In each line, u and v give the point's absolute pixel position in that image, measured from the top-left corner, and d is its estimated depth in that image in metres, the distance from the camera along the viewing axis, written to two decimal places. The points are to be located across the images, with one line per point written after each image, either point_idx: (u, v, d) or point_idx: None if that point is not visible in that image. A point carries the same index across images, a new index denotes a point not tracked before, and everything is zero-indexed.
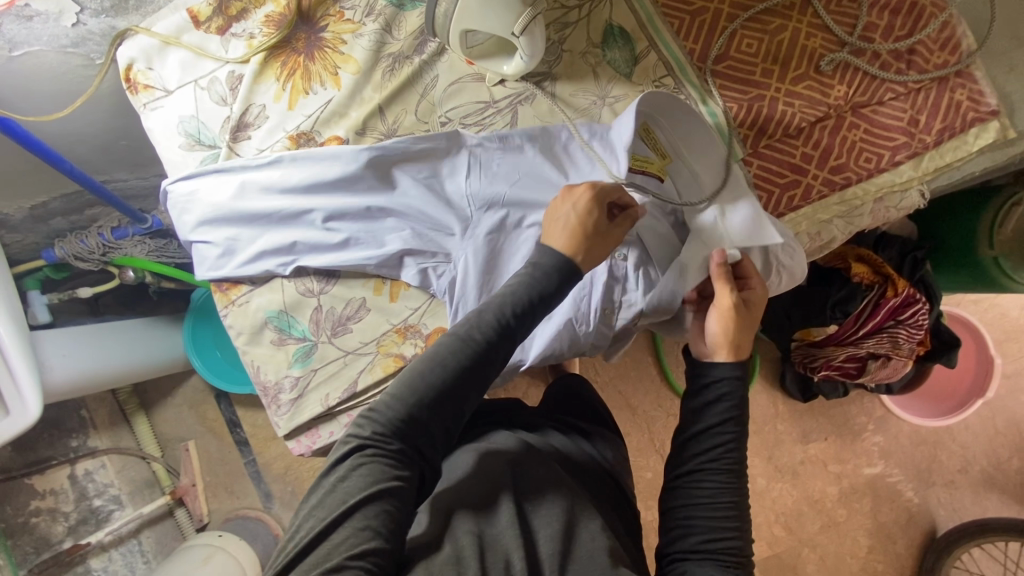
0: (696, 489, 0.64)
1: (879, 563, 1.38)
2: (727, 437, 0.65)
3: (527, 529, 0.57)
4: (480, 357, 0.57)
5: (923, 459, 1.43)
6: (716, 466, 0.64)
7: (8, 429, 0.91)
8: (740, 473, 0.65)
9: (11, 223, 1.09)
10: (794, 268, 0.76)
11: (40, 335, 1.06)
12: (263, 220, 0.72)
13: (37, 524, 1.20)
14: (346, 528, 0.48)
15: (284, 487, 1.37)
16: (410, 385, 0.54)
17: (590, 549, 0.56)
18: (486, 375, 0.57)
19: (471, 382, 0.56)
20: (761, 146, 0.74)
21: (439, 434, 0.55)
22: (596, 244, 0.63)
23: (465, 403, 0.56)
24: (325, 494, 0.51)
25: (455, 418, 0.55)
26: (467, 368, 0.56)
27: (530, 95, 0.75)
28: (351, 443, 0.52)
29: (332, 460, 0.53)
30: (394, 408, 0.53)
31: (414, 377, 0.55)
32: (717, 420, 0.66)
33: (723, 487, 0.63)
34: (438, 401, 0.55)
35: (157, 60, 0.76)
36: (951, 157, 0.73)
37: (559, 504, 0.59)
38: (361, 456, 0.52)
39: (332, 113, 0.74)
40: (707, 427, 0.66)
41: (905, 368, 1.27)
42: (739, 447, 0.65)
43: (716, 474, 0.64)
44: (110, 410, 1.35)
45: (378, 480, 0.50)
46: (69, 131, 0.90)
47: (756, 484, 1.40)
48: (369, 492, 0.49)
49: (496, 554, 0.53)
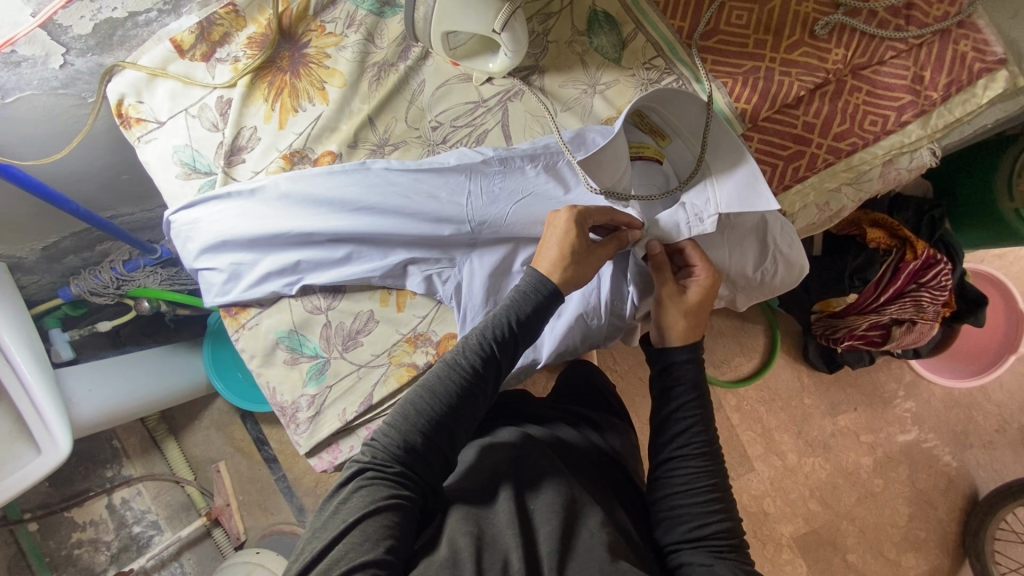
0: (675, 478, 0.67)
1: (921, 530, 1.35)
2: (694, 422, 0.68)
3: (527, 527, 0.57)
4: (469, 384, 0.60)
5: (958, 422, 1.40)
6: (689, 452, 0.67)
7: (42, 467, 0.93)
8: (713, 453, 0.68)
9: (26, 266, 1.11)
10: (792, 256, 0.76)
11: (64, 373, 1.08)
12: (265, 244, 0.72)
13: (81, 555, 1.25)
14: (347, 543, 0.52)
15: (316, 499, 1.38)
16: (403, 416, 0.60)
17: (591, 545, 0.56)
18: (478, 398, 0.61)
19: (463, 407, 0.60)
20: (761, 119, 0.72)
21: (436, 459, 0.59)
22: (578, 271, 0.65)
23: (458, 429, 0.60)
24: (330, 517, 0.56)
25: (450, 442, 0.60)
26: (457, 395, 0.60)
27: (519, 90, 0.74)
28: (352, 469, 0.57)
29: (337, 485, 0.58)
30: (389, 436, 0.59)
31: (408, 408, 0.60)
32: (684, 409, 0.69)
33: (699, 471, 0.66)
34: (432, 427, 0.59)
35: (147, 93, 0.76)
36: (961, 112, 0.71)
37: (557, 500, 0.59)
38: (362, 481, 0.57)
39: (322, 129, 0.74)
40: (674, 417, 0.69)
41: (932, 332, 1.22)
42: (706, 429, 0.68)
43: (692, 459, 0.67)
44: (140, 438, 1.38)
45: (377, 500, 0.55)
46: (70, 172, 0.92)
47: (787, 460, 1.38)
48: (367, 511, 0.54)
49: (494, 554, 0.54)
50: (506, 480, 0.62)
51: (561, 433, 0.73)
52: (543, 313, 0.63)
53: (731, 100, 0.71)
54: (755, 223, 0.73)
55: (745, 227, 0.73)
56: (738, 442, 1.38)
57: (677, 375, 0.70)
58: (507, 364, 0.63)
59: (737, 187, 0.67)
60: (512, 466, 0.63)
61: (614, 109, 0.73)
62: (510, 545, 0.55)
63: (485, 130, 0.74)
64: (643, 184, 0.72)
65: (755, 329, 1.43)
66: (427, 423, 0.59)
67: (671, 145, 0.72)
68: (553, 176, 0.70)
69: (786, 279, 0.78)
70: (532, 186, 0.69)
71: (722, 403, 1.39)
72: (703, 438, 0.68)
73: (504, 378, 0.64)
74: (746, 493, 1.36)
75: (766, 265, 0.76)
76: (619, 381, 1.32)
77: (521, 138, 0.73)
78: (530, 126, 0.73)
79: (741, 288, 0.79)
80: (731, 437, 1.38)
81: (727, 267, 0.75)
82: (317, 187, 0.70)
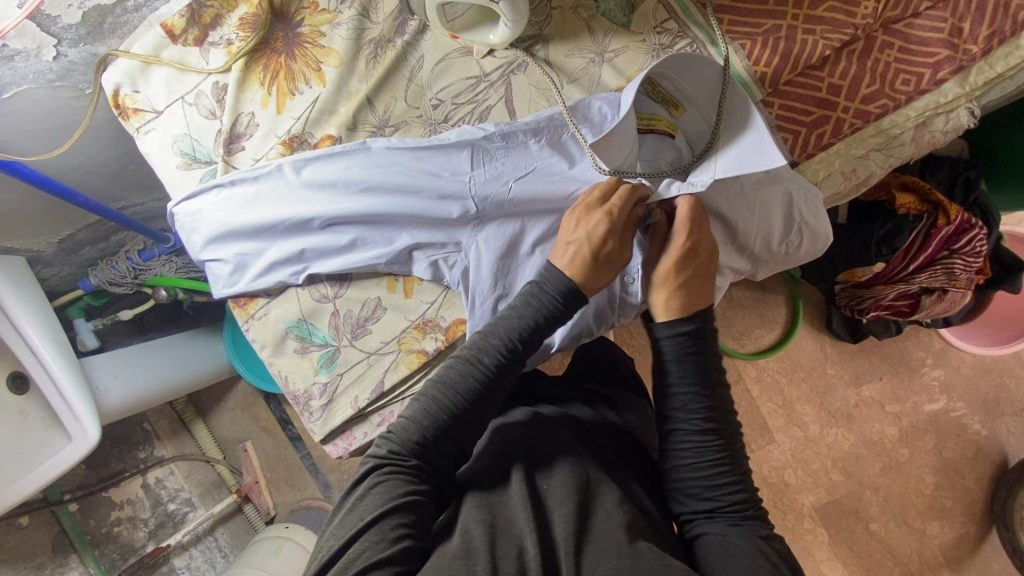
0: (682, 452, 0.65)
1: (947, 499, 1.32)
2: (697, 393, 0.65)
3: (543, 511, 0.57)
4: (484, 381, 0.61)
5: (989, 390, 1.36)
6: (692, 426, 0.65)
7: (74, 453, 0.96)
8: (723, 421, 0.66)
9: (45, 258, 1.12)
10: (817, 227, 0.72)
11: (92, 360, 1.10)
12: (268, 232, 0.71)
13: (120, 532, 1.29)
14: (362, 542, 0.54)
15: (341, 475, 1.42)
16: (419, 413, 0.61)
17: (608, 528, 0.55)
18: (494, 394, 0.62)
19: (480, 403, 0.61)
20: (782, 83, 0.67)
21: (451, 452, 0.60)
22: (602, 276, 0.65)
23: (474, 423, 0.61)
24: (346, 514, 0.58)
25: (466, 434, 0.61)
26: (473, 392, 0.61)
27: (522, 62, 0.70)
28: (368, 465, 0.59)
29: (355, 480, 0.60)
30: (404, 430, 0.60)
31: (423, 404, 0.61)
32: (679, 383, 0.65)
33: (704, 444, 0.64)
34: (449, 421, 0.60)
35: (142, 82, 0.74)
36: (1003, 67, 0.65)
37: (572, 483, 0.58)
38: (378, 476, 0.58)
39: (320, 111, 0.72)
40: (674, 390, 0.66)
41: (965, 300, 1.17)
42: (709, 400, 0.65)
43: (699, 432, 0.65)
44: (170, 420, 1.42)
45: (393, 496, 0.56)
46: (75, 165, 0.92)
47: (809, 431, 1.35)
48: (382, 509, 0.55)
49: (510, 542, 0.53)
50: (518, 459, 0.62)
51: (575, 412, 0.72)
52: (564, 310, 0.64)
53: (750, 63, 0.66)
54: (779, 196, 0.69)
55: (770, 201, 0.69)
56: (759, 414, 1.36)
57: (663, 353, 0.67)
58: (525, 360, 0.64)
59: (742, 154, 0.62)
60: (525, 449, 0.63)
61: (624, 78, 0.69)
62: (523, 532, 0.54)
63: (488, 106, 0.70)
64: (656, 159, 0.69)
65: (778, 300, 1.38)
66: (443, 418, 0.60)
67: (685, 115, 0.68)
68: (561, 164, 0.68)
69: (810, 250, 0.75)
70: (537, 162, 0.67)
71: (742, 375, 1.36)
72: (705, 408, 0.65)
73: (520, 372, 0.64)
74: (767, 465, 1.34)
75: (790, 238, 0.73)
76: (638, 356, 1.30)
77: (526, 112, 0.70)
78: (535, 100, 0.70)
79: (764, 262, 0.76)
80: (752, 409, 1.36)
81: (749, 241, 0.72)
82: (322, 175, 0.69)
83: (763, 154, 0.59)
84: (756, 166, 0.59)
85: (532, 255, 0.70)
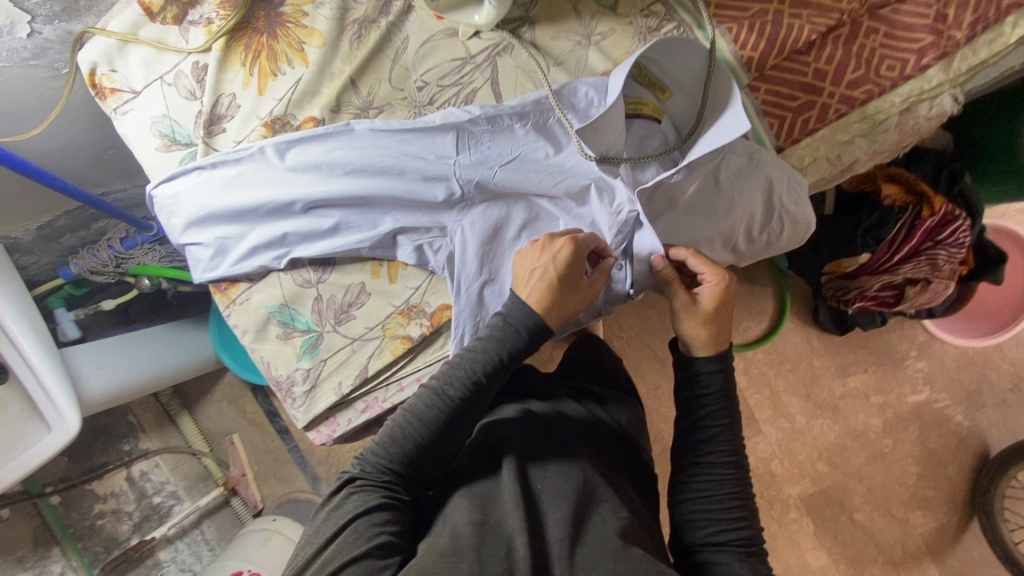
0: (699, 482, 0.66)
1: (929, 489, 1.34)
2: (720, 430, 0.67)
3: (536, 514, 0.57)
4: (461, 392, 0.61)
5: (971, 382, 1.37)
6: (712, 460, 0.66)
7: (54, 443, 0.94)
8: (740, 462, 0.67)
9: (24, 246, 1.10)
10: (798, 214, 0.72)
11: (72, 351, 1.08)
12: (250, 215, 0.69)
13: (104, 524, 1.26)
14: (333, 548, 0.54)
15: (329, 468, 1.41)
16: (394, 425, 0.62)
17: (601, 532, 0.55)
18: (472, 405, 0.62)
19: (456, 412, 0.61)
20: (768, 68, 0.67)
21: (426, 461, 0.61)
22: (566, 302, 0.64)
23: (458, 429, 0.61)
24: (323, 523, 0.58)
25: (441, 443, 0.61)
26: (458, 398, 0.61)
27: (508, 44, 0.70)
28: (344, 479, 0.60)
29: (333, 492, 0.61)
30: (380, 444, 0.61)
31: (399, 417, 0.62)
32: (705, 418, 0.67)
33: (722, 478, 0.65)
34: (425, 430, 0.60)
35: (120, 61, 0.73)
36: (986, 54, 0.65)
37: (567, 487, 0.58)
38: (353, 487, 0.59)
39: (303, 93, 0.70)
40: (699, 425, 0.68)
41: (949, 290, 1.20)
42: (733, 437, 0.67)
43: (718, 468, 0.66)
44: (155, 413, 1.40)
45: (365, 504, 0.57)
46: (52, 148, 0.90)
47: (795, 422, 1.36)
48: (354, 516, 0.55)
49: (499, 540, 0.53)
50: (504, 455, 0.62)
51: (559, 406, 0.73)
52: (537, 329, 0.63)
53: (736, 47, 0.66)
54: (760, 182, 0.69)
55: (750, 186, 0.69)
56: (746, 406, 1.37)
57: (699, 386, 0.68)
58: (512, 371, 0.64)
59: (722, 128, 0.61)
60: (517, 443, 0.63)
61: (611, 62, 0.69)
62: (514, 532, 0.54)
63: (474, 88, 0.70)
64: (643, 144, 0.68)
65: (765, 292, 1.39)
66: (421, 426, 0.60)
67: (672, 100, 0.67)
68: (546, 148, 0.67)
69: (792, 239, 0.75)
70: (522, 146, 0.67)
71: None
72: (727, 445, 0.66)
73: (502, 379, 0.64)
74: (754, 456, 1.35)
75: (771, 226, 0.72)
76: (626, 348, 1.31)
77: (512, 95, 0.69)
78: (520, 83, 0.69)
79: (747, 254, 0.75)
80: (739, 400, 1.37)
81: (734, 228, 0.70)
82: (308, 165, 0.68)
83: (735, 125, 0.59)
84: (730, 135, 0.59)
85: (518, 240, 0.70)
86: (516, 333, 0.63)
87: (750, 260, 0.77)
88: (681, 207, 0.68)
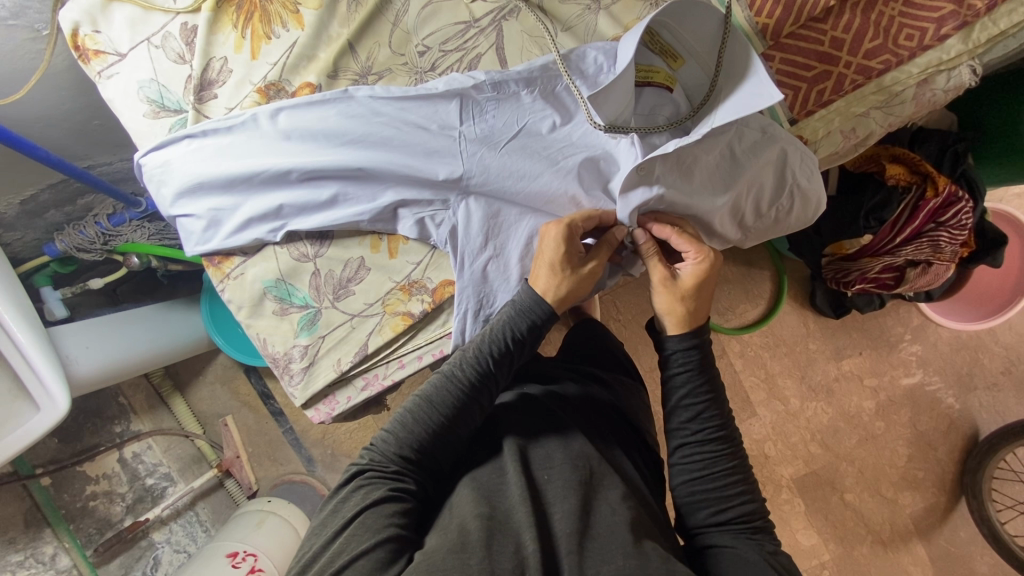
0: (692, 464, 0.65)
1: (920, 470, 1.36)
2: (705, 406, 0.66)
3: (542, 506, 0.55)
4: (470, 378, 0.61)
5: (964, 365, 1.38)
6: (701, 439, 0.65)
7: (42, 423, 0.89)
8: (729, 435, 0.66)
9: (7, 221, 1.05)
10: (809, 190, 0.70)
11: (60, 330, 1.04)
12: (243, 185, 0.66)
13: (96, 506, 1.23)
14: (344, 537, 0.53)
15: (324, 450, 1.39)
16: (404, 415, 0.61)
17: (613, 525, 0.53)
18: (479, 392, 0.61)
19: (465, 401, 0.60)
20: (782, 36, 0.67)
21: (434, 449, 0.60)
22: (570, 289, 0.64)
23: (463, 416, 0.60)
24: (330, 514, 0.57)
25: (447, 432, 0.60)
26: (466, 384, 0.61)
27: (514, 8, 0.67)
28: (352, 471, 0.59)
29: (339, 484, 0.59)
30: (389, 436, 0.60)
31: (409, 408, 0.61)
32: (690, 396, 0.66)
33: (715, 455, 0.65)
34: (433, 419, 0.60)
35: (104, 22, 0.69)
36: (1006, 24, 0.63)
37: (572, 477, 0.58)
38: (362, 479, 0.57)
39: (299, 57, 0.67)
40: (683, 405, 0.66)
41: (948, 273, 1.17)
42: (720, 410, 0.66)
43: (706, 446, 0.65)
44: (146, 395, 1.37)
45: (376, 494, 0.55)
46: (33, 115, 0.86)
47: (790, 405, 1.37)
48: (367, 505, 0.54)
49: (507, 537, 0.52)
50: (507, 437, 0.62)
51: (562, 389, 0.72)
52: (543, 320, 0.64)
53: (750, 14, 0.67)
54: (774, 154, 0.67)
55: (764, 159, 0.67)
56: (742, 389, 1.37)
57: (670, 367, 0.68)
58: (516, 357, 0.64)
59: (743, 98, 0.59)
60: (521, 426, 0.64)
61: (620, 28, 0.68)
62: (521, 526, 0.52)
63: (478, 54, 0.67)
64: (653, 113, 0.66)
65: (763, 275, 1.38)
66: (430, 414, 0.60)
67: (684, 68, 0.65)
68: (553, 117, 0.65)
69: (802, 217, 0.73)
70: (528, 115, 0.64)
71: (727, 350, 1.37)
72: (715, 421, 0.65)
73: (508, 367, 0.64)
74: (749, 438, 1.35)
75: (781, 202, 0.70)
76: (623, 331, 1.28)
77: (518, 60, 0.67)
78: (527, 48, 0.67)
79: (755, 230, 0.73)
80: (735, 382, 1.37)
81: (745, 201, 0.68)
82: (304, 139, 0.65)
83: (759, 96, 0.57)
84: (753, 108, 0.57)
85: (521, 216, 0.67)
86: (521, 317, 0.64)
87: (761, 236, 0.75)
88: (698, 175, 0.65)
